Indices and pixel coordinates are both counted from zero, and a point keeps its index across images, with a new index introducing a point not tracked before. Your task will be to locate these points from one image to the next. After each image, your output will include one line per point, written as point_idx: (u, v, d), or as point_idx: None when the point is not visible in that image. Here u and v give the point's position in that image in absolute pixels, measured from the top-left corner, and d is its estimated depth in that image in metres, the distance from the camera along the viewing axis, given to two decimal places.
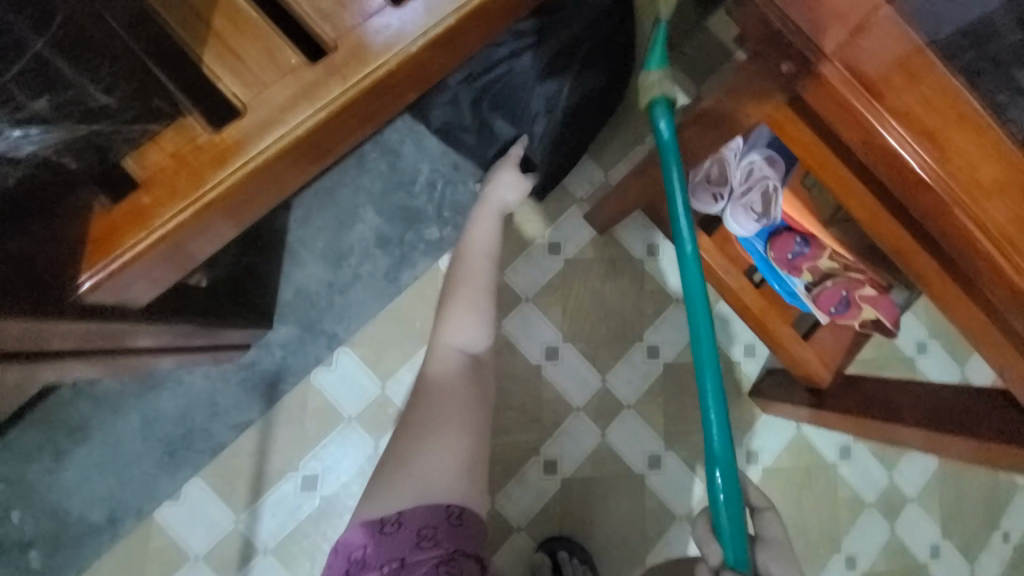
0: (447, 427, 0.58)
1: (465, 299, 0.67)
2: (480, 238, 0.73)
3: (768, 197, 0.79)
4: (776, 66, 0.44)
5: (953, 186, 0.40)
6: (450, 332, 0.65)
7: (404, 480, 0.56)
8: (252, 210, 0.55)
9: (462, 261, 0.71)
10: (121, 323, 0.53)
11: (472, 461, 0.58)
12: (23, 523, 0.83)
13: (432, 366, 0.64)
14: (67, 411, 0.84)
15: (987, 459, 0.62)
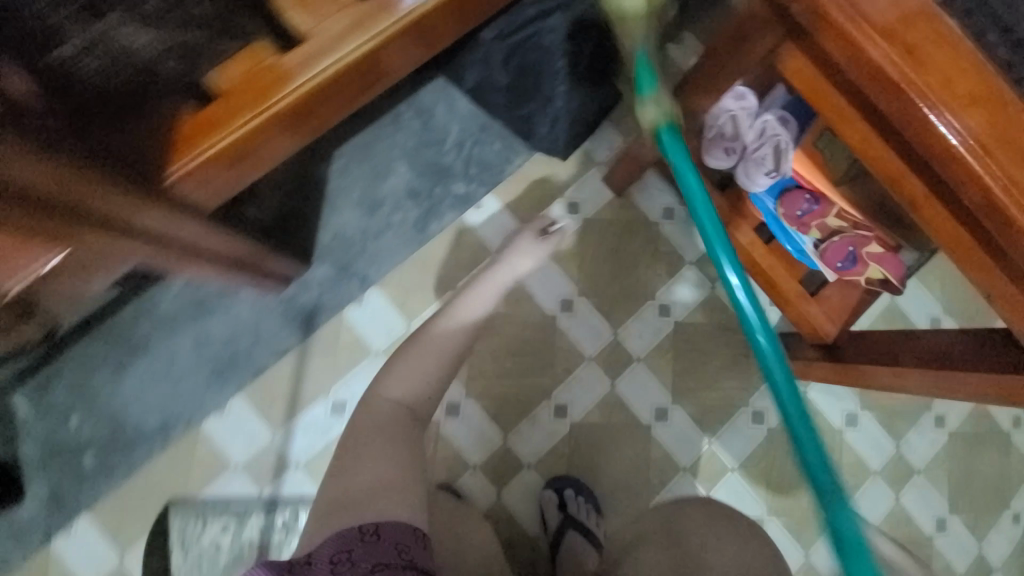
0: (378, 459, 0.61)
1: (421, 359, 0.67)
2: (464, 309, 0.70)
3: (780, 153, 0.83)
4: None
5: (929, 97, 0.44)
6: (390, 384, 0.66)
7: (337, 508, 0.59)
8: (307, 133, 0.63)
9: (435, 338, 0.67)
10: (191, 224, 0.60)
11: (406, 487, 0.60)
12: (85, 425, 0.93)
13: (367, 415, 0.65)
14: (129, 329, 0.94)
15: (978, 394, 0.65)
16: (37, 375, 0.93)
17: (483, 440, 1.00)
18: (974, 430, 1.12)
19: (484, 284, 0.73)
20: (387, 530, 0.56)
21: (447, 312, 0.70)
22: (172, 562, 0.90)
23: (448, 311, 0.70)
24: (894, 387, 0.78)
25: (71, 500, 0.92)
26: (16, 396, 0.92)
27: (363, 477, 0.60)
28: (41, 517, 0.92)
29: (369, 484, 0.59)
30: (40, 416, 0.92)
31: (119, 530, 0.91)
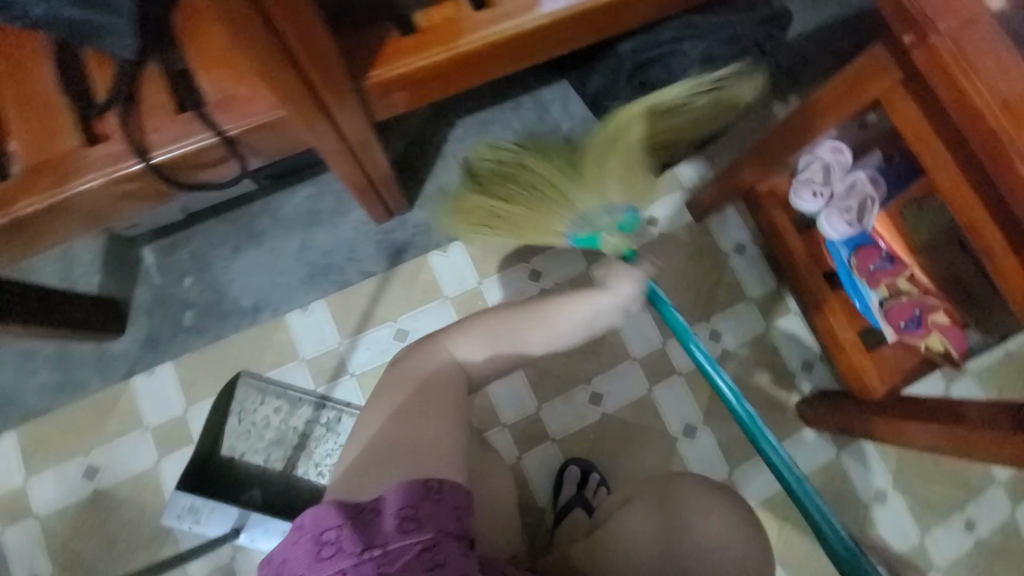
0: (430, 422, 0.61)
1: (498, 343, 0.67)
2: (558, 317, 0.67)
3: (864, 207, 0.90)
4: (899, 40, 0.60)
5: (1019, 152, 0.54)
6: (465, 347, 0.66)
7: (383, 460, 0.58)
8: (473, 78, 0.75)
9: (521, 325, 0.67)
10: (361, 124, 0.73)
11: (457, 451, 0.61)
12: (192, 288, 1.07)
13: (429, 363, 0.64)
14: (252, 220, 1.09)
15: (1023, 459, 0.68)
16: (168, 236, 1.08)
17: (519, 403, 1.07)
18: (1004, 546, 1.07)
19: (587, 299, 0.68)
20: (447, 490, 0.55)
21: (540, 319, 0.67)
22: (226, 425, 1.01)
23: (543, 320, 0.67)
24: (932, 448, 0.81)
25: (160, 346, 1.05)
26: (145, 249, 1.07)
27: (418, 437, 0.60)
28: (130, 354, 1.04)
29: (421, 444, 0.59)
30: (159, 270, 1.07)
31: (191, 384, 1.03)
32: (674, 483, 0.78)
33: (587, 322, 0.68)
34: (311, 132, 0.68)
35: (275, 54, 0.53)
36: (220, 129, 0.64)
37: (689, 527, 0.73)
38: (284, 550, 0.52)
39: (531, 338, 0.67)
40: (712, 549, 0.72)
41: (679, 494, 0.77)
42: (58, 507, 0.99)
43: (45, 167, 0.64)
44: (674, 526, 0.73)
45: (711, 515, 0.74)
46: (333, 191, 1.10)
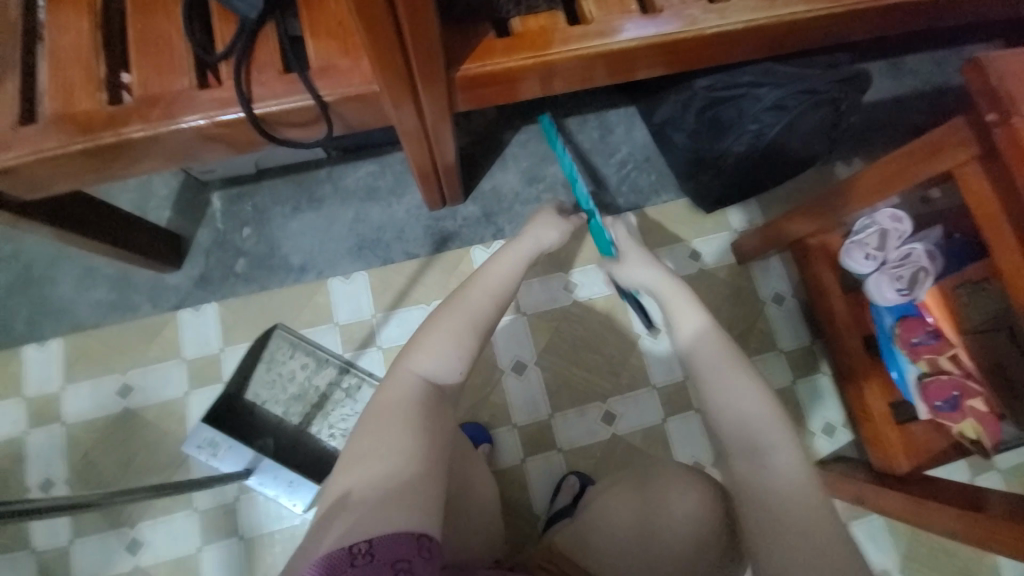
0: (386, 454, 0.56)
1: (453, 332, 0.64)
2: (497, 268, 0.70)
3: (916, 278, 0.89)
4: (983, 115, 0.60)
5: None
6: (422, 358, 0.62)
7: (343, 506, 0.54)
8: (555, 86, 0.79)
9: (464, 298, 0.66)
10: (443, 111, 0.78)
11: (425, 482, 0.56)
12: (248, 239, 1.13)
13: (391, 389, 0.61)
14: (316, 186, 1.15)
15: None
16: (236, 186, 1.15)
17: (531, 406, 1.08)
18: None
19: (517, 247, 0.73)
20: (380, 547, 0.49)
21: (478, 279, 0.68)
22: (255, 371, 1.06)
23: (482, 284, 0.67)
24: (942, 529, 0.79)
25: (210, 286, 1.11)
26: (214, 194, 1.14)
27: (374, 475, 0.55)
28: (182, 288, 1.11)
29: (375, 483, 0.54)
30: (222, 216, 1.14)
31: (230, 327, 1.09)
32: (657, 466, 0.77)
33: (521, 254, 0.72)
34: (397, 109, 0.73)
35: (392, 40, 0.58)
36: (319, 95, 0.69)
37: (663, 501, 0.72)
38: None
39: (479, 301, 0.66)
40: (681, 525, 0.70)
41: (661, 474, 0.75)
42: (86, 417, 1.05)
43: (158, 101, 0.71)
44: (650, 506, 0.72)
45: (687, 490, 0.72)
46: (394, 171, 1.16)
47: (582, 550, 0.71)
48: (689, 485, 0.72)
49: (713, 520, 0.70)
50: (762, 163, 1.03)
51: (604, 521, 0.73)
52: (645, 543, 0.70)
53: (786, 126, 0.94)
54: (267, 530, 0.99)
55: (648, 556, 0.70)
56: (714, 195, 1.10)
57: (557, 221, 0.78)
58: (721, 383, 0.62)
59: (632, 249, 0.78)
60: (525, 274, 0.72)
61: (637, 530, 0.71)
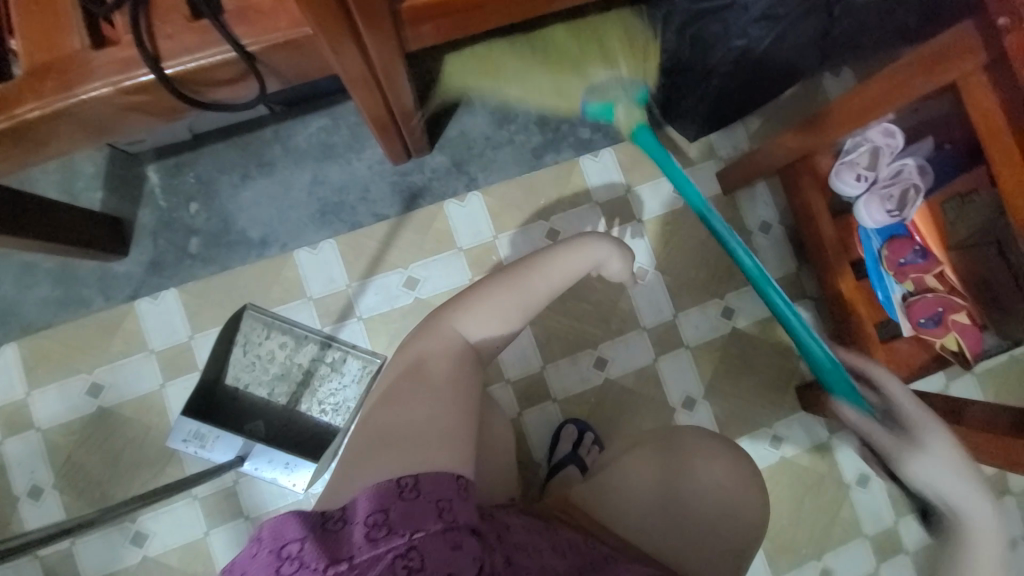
0: (401, 411, 0.56)
1: (503, 304, 0.62)
2: (571, 251, 0.65)
3: (906, 197, 0.88)
4: (995, 19, 0.54)
5: None
6: (469, 321, 0.61)
7: (379, 441, 0.54)
8: (518, 13, 0.68)
9: (522, 278, 0.63)
10: (394, 51, 0.67)
11: (457, 429, 0.55)
12: (198, 215, 1.03)
13: (429, 340, 0.60)
14: (263, 148, 1.04)
15: (1003, 459, 0.71)
16: (173, 156, 1.03)
17: (524, 360, 1.07)
18: None
19: (579, 241, 0.66)
20: (426, 485, 0.49)
21: (533, 260, 0.64)
22: (231, 355, 1.01)
23: (540, 266, 0.64)
24: None
25: (165, 272, 1.03)
26: (150, 167, 1.02)
27: (413, 416, 0.55)
28: (135, 276, 1.03)
29: (405, 430, 0.54)
30: (163, 192, 1.03)
31: (196, 312, 1.02)
32: (675, 432, 0.75)
33: (586, 253, 0.66)
34: (338, 55, 0.63)
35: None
36: (240, 46, 0.58)
37: (692, 474, 0.71)
38: (241, 566, 0.45)
39: (541, 281, 0.63)
40: (712, 490, 0.71)
41: (682, 441, 0.73)
42: (61, 420, 1.00)
43: (48, 67, 0.58)
44: (676, 474, 0.71)
45: (715, 461, 0.72)
46: (348, 123, 1.05)
47: (600, 504, 0.70)
48: (717, 458, 0.72)
49: (738, 488, 0.71)
50: (749, 83, 0.95)
51: (623, 485, 0.70)
52: (671, 509, 0.70)
53: (777, 39, 0.86)
54: (273, 507, 1.00)
55: (673, 519, 0.69)
56: (695, 119, 1.03)
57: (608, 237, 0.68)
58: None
59: (937, 440, 0.57)
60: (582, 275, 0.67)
61: (663, 497, 0.70)
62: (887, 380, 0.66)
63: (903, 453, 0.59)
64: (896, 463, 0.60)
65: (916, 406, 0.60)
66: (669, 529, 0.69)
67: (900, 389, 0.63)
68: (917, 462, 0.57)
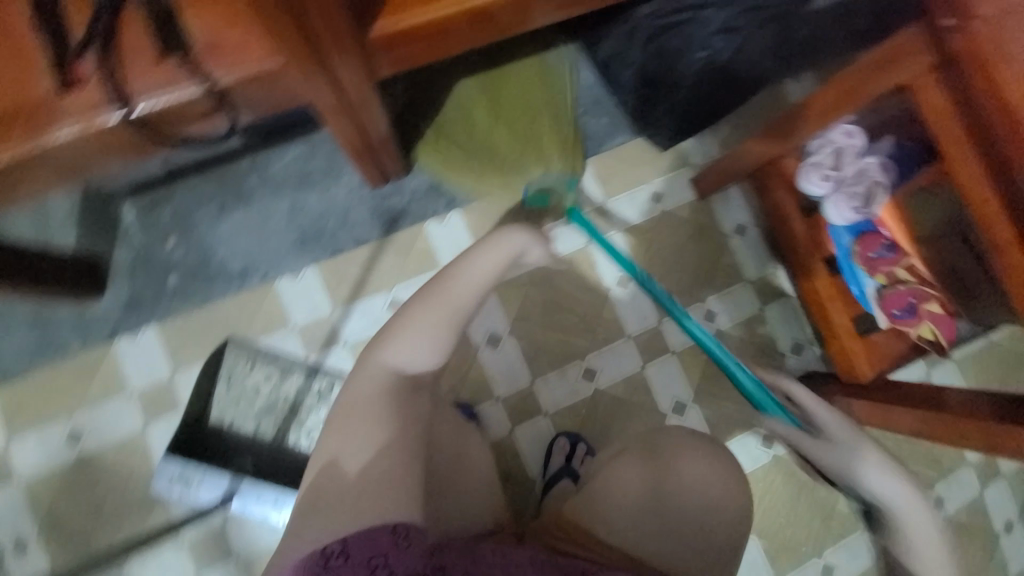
0: (358, 448, 0.59)
1: (428, 322, 0.64)
2: (483, 259, 0.68)
3: (872, 193, 0.88)
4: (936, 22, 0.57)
5: None
6: (396, 349, 0.63)
7: (319, 504, 0.57)
8: (484, 36, 0.70)
9: (439, 291, 0.66)
10: (363, 80, 0.69)
11: (396, 474, 0.58)
12: (176, 250, 1.02)
13: (362, 380, 0.63)
14: (240, 180, 1.04)
15: (982, 443, 0.72)
16: (148, 193, 1.02)
17: (513, 376, 1.07)
18: (969, 521, 1.10)
19: (493, 244, 0.69)
20: (356, 547, 0.53)
21: (449, 272, 0.67)
22: (215, 392, 0.98)
23: (455, 274, 0.67)
24: (898, 428, 0.87)
25: (143, 309, 1.01)
26: (125, 205, 1.02)
27: (349, 472, 0.58)
28: (113, 316, 1.01)
29: (344, 485, 0.58)
30: (140, 229, 1.02)
31: (177, 349, 1.00)
32: (658, 433, 0.76)
33: (499, 247, 0.69)
34: (309, 85, 0.64)
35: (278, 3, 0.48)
36: (210, 81, 0.59)
37: (675, 469, 0.72)
38: None
39: (459, 293, 0.66)
40: (696, 487, 0.72)
41: (665, 441, 0.74)
42: (41, 470, 0.97)
43: (16, 113, 0.58)
44: (662, 473, 0.72)
45: (698, 455, 0.73)
46: (325, 150, 1.05)
47: (596, 520, 0.69)
48: (710, 456, 0.74)
49: (720, 485, 0.72)
50: (714, 93, 0.98)
51: (612, 495, 0.70)
52: (657, 511, 0.70)
53: (736, 50, 0.89)
54: (264, 543, 0.97)
55: (655, 514, 0.70)
56: (665, 130, 1.05)
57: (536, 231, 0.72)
58: (931, 569, 0.69)
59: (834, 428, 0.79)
60: (504, 274, 0.70)
61: (650, 497, 0.70)
62: (795, 386, 0.87)
63: (824, 450, 0.80)
64: (819, 458, 0.81)
65: (824, 411, 0.82)
66: (658, 530, 0.69)
67: (800, 393, 0.85)
68: (829, 451, 0.79)
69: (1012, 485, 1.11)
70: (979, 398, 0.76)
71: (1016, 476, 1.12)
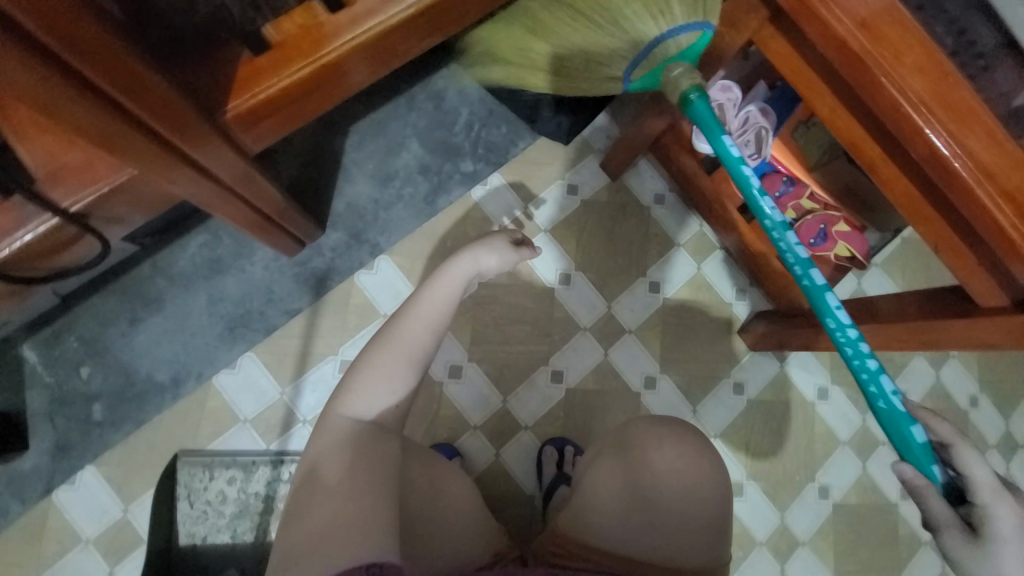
0: (323, 498, 0.57)
1: (385, 366, 0.63)
2: (436, 295, 0.67)
3: (761, 137, 0.93)
4: None
5: (883, 64, 0.55)
6: (353, 399, 0.63)
7: (290, 560, 0.55)
8: (349, 85, 0.69)
9: (393, 330, 0.65)
10: (233, 159, 0.66)
11: (365, 513, 0.56)
12: (94, 378, 0.95)
13: (322, 436, 0.62)
14: (146, 286, 0.98)
15: (919, 342, 0.79)
16: (47, 328, 0.95)
17: (484, 399, 1.07)
18: (935, 406, 1.18)
19: (448, 270, 0.68)
20: None
21: (403, 311, 0.66)
22: (178, 512, 0.93)
23: (410, 312, 0.66)
24: None
25: (75, 451, 0.93)
26: (25, 347, 0.94)
27: (316, 518, 0.56)
28: (43, 467, 0.92)
29: (314, 533, 0.55)
30: (48, 367, 0.94)
31: (124, 481, 0.93)
32: (628, 429, 0.78)
33: (453, 277, 0.68)
34: (175, 182, 0.61)
35: (90, 99, 0.45)
36: (60, 209, 0.56)
37: (646, 463, 0.73)
38: None
39: (413, 330, 0.65)
40: (669, 478, 0.73)
41: (634, 434, 0.76)
42: None
43: None
44: (636, 469, 0.73)
45: (666, 445, 0.74)
46: (229, 232, 1.00)
47: (591, 532, 0.70)
48: (680, 440, 0.75)
49: (698, 472, 0.73)
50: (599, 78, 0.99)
51: (594, 506, 0.72)
52: (644, 509, 0.71)
53: None
54: None
55: (642, 512, 0.71)
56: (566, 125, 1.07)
57: (496, 246, 0.72)
58: None
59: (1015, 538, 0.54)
60: (465, 296, 0.69)
61: (632, 496, 0.72)
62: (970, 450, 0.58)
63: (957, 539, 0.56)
64: (941, 539, 0.58)
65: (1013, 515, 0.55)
66: (643, 530, 0.70)
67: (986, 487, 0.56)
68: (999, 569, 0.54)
69: (965, 362, 1.20)
70: (908, 297, 0.80)
71: (965, 353, 1.21)
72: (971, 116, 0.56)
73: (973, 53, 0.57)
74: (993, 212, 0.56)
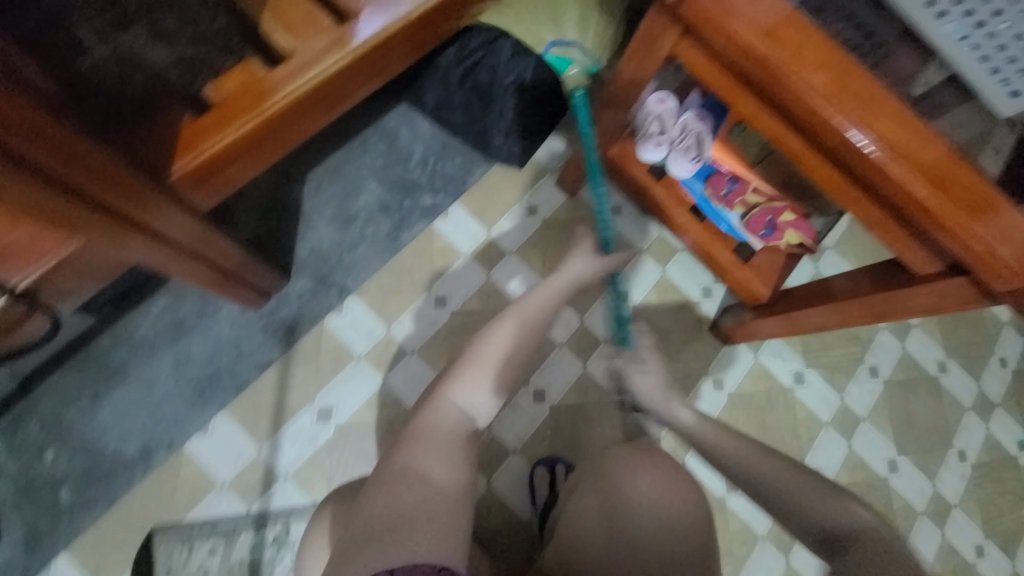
0: (426, 477, 0.59)
1: (493, 361, 0.69)
2: (544, 305, 0.77)
3: (701, 142, 0.96)
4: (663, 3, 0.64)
5: (786, 65, 0.60)
6: (465, 389, 0.67)
7: (371, 535, 0.55)
8: (296, 135, 0.71)
9: (502, 331, 0.72)
10: (189, 221, 0.66)
11: (451, 508, 0.58)
12: (59, 460, 0.90)
13: (431, 416, 0.65)
14: (108, 357, 0.95)
15: (875, 316, 0.82)
16: (6, 414, 0.91)
17: None
18: (907, 376, 1.22)
19: (554, 279, 0.81)
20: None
21: (514, 311, 0.75)
22: None
23: (521, 313, 0.75)
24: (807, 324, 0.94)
25: (45, 542, 0.88)
26: None
27: (408, 496, 0.57)
28: (10, 564, 0.87)
29: (410, 507, 0.56)
30: (8, 456, 0.90)
31: (98, 567, 0.88)
32: (603, 458, 0.80)
33: (558, 288, 0.80)
34: (133, 251, 0.61)
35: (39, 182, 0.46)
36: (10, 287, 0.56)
37: (621, 493, 0.73)
38: None
39: (521, 331, 0.73)
40: (648, 506, 0.72)
41: (611, 464, 0.77)
42: None
43: None
44: (615, 497, 0.73)
45: (641, 471, 0.75)
46: (191, 291, 0.99)
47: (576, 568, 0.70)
48: (656, 464, 0.76)
49: (673, 500, 0.72)
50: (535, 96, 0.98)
51: (580, 545, 0.72)
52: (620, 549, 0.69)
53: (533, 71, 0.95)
54: None
55: (623, 550, 0.68)
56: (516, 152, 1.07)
57: (591, 255, 0.86)
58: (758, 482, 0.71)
59: (656, 365, 0.85)
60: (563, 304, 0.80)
61: (612, 530, 0.71)
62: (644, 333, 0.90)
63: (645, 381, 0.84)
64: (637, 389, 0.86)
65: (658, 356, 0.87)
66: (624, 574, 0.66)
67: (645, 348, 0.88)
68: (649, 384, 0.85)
69: (928, 331, 1.25)
70: (858, 275, 0.84)
71: (926, 322, 1.26)
72: (875, 102, 0.60)
73: (869, 46, 0.62)
74: (909, 186, 0.60)
